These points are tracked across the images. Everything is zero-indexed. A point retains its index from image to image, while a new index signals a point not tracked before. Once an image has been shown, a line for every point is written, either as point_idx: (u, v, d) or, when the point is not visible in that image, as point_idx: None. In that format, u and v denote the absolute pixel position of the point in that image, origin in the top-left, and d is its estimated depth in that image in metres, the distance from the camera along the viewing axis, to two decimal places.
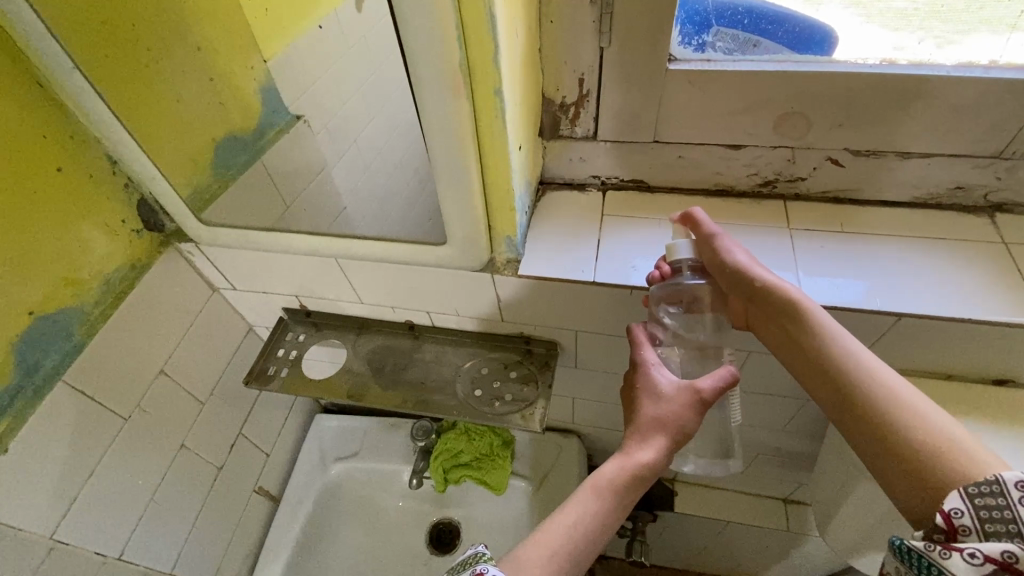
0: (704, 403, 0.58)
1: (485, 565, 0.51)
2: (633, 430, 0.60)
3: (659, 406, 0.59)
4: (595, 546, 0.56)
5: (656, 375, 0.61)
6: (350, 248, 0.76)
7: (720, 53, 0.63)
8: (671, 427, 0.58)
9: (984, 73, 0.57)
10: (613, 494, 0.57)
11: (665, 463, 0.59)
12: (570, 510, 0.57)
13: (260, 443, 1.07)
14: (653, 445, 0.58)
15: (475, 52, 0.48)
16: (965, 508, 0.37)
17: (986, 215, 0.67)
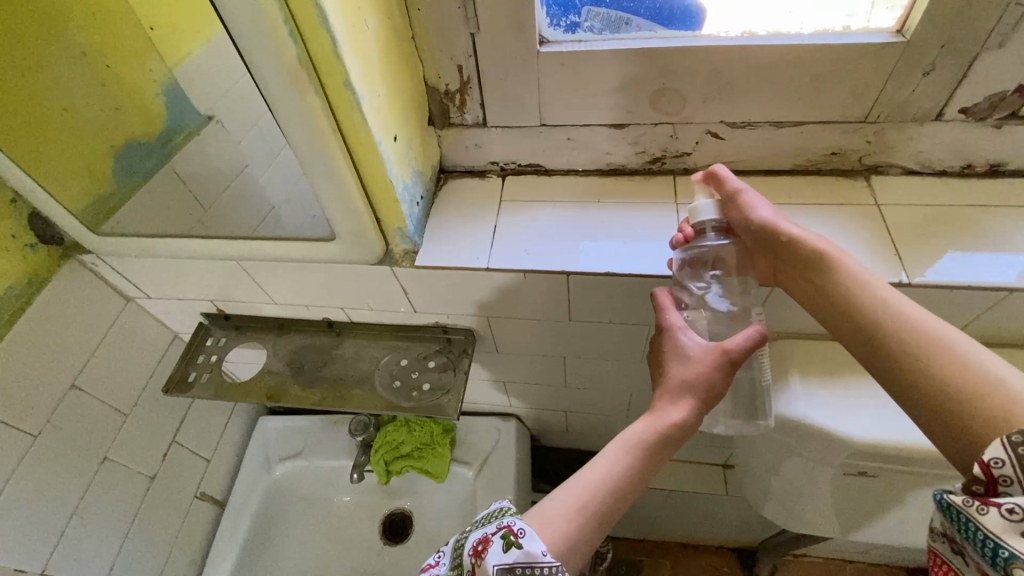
0: (731, 365, 0.56)
1: (512, 519, 0.52)
2: (662, 390, 0.58)
3: (686, 366, 0.57)
4: (625, 503, 0.56)
5: (683, 337, 0.58)
6: (248, 249, 0.75)
7: (591, 33, 0.63)
8: (699, 388, 0.56)
9: (839, 39, 0.58)
10: (643, 454, 0.56)
11: (694, 425, 0.57)
12: (599, 466, 0.56)
13: (199, 449, 1.07)
14: (683, 405, 0.57)
15: (316, 46, 0.48)
16: (1006, 458, 0.34)
17: (863, 178, 0.69)
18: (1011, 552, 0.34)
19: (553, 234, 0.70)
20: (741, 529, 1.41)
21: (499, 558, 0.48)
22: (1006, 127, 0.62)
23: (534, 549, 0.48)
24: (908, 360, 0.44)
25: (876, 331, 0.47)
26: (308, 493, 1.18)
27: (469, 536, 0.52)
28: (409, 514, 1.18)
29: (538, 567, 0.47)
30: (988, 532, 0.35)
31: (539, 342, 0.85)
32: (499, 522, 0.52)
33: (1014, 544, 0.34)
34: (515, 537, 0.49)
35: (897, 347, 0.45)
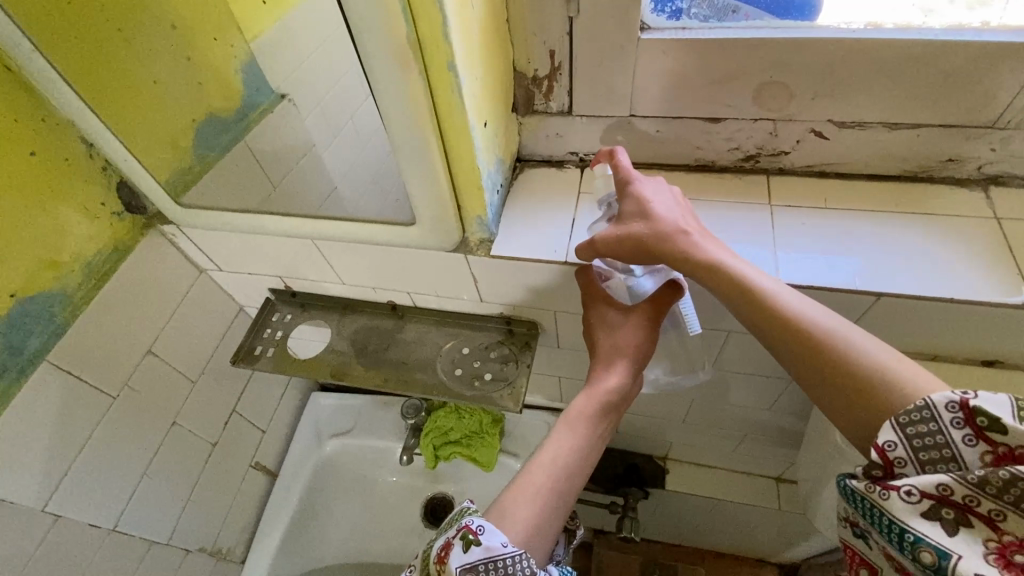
0: (653, 320, 0.64)
1: (472, 517, 0.51)
2: (597, 363, 0.64)
3: (616, 334, 0.64)
4: (578, 479, 0.57)
5: (608, 309, 0.65)
6: (324, 228, 0.75)
7: (697, 20, 0.60)
8: (631, 350, 0.63)
9: (975, 37, 0.53)
10: (588, 423, 0.59)
11: (631, 386, 0.63)
12: (550, 446, 0.58)
13: (256, 420, 1.09)
14: (618, 371, 0.63)
15: (424, 25, 0.46)
16: (898, 440, 0.39)
17: (980, 189, 0.64)
18: (916, 534, 0.38)
19: None
20: (786, 543, 1.36)
21: (461, 559, 0.47)
22: None
23: (494, 544, 0.48)
24: (811, 361, 0.45)
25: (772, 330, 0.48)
26: (355, 470, 1.20)
27: (433, 544, 0.51)
28: (449, 500, 1.19)
29: (498, 561, 0.47)
30: (891, 516, 0.39)
31: None
32: (459, 523, 0.51)
33: (916, 525, 0.38)
34: (474, 535, 0.49)
35: (795, 344, 0.46)
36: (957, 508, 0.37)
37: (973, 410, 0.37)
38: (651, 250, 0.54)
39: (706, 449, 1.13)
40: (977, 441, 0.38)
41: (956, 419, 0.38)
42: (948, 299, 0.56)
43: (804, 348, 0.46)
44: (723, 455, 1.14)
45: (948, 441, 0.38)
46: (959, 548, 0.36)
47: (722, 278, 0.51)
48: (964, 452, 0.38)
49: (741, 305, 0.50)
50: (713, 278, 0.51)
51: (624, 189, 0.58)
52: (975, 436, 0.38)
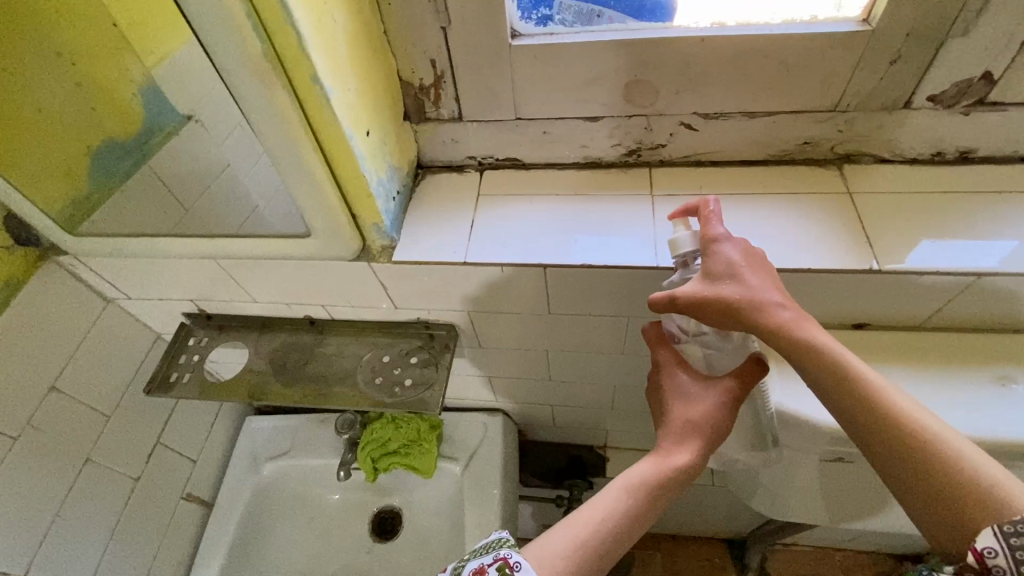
0: (732, 399, 0.58)
1: (509, 550, 0.52)
2: (665, 433, 0.58)
3: (690, 408, 0.58)
4: (623, 546, 0.53)
5: (683, 377, 0.60)
6: (224, 247, 0.74)
7: (562, 26, 0.64)
8: (704, 428, 0.57)
9: (807, 29, 0.58)
10: (645, 494, 0.54)
11: (700, 466, 0.57)
12: (600, 504, 0.55)
13: (184, 450, 1.06)
14: (687, 447, 0.56)
15: (280, 41, 0.48)
16: (999, 548, 0.36)
17: (835, 167, 0.69)
18: None
19: (531, 229, 0.70)
20: (732, 517, 1.41)
21: None
22: (974, 114, 0.62)
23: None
24: (910, 459, 0.42)
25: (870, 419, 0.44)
26: (297, 492, 1.18)
27: (464, 563, 0.53)
28: (399, 511, 1.19)
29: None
30: None
31: (521, 336, 0.86)
32: (496, 552, 0.52)
33: None
34: (511, 569, 0.50)
35: (895, 437, 0.43)
36: None
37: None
38: (742, 318, 0.49)
39: (641, 435, 1.17)
40: None
41: None
42: (806, 270, 0.61)
43: (907, 445, 0.42)
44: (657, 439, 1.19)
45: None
46: None
47: (823, 360, 0.46)
48: None
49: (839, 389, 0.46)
50: (810, 358, 0.47)
51: (708, 246, 0.52)
52: None
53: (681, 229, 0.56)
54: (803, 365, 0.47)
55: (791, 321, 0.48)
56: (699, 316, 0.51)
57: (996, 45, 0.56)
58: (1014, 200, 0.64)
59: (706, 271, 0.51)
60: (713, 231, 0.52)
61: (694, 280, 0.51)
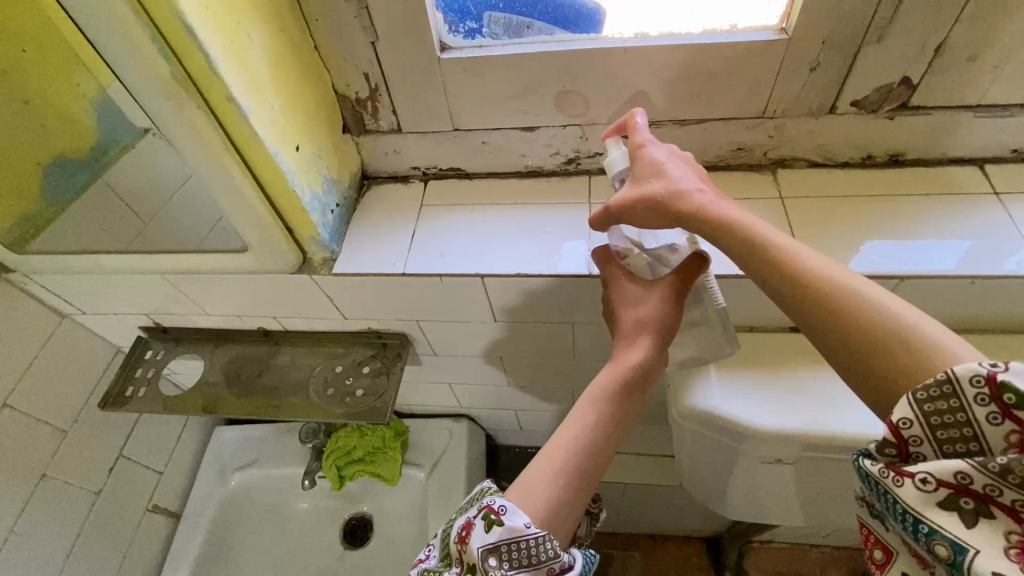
0: (677, 292, 0.56)
1: (493, 497, 0.51)
2: (620, 340, 0.57)
3: (638, 308, 0.57)
4: (601, 458, 0.53)
5: (629, 281, 0.59)
6: (167, 262, 0.75)
7: (490, 38, 0.64)
8: (656, 325, 0.56)
9: (725, 38, 0.59)
10: (608, 402, 0.54)
11: (658, 364, 0.56)
12: (568, 424, 0.54)
13: (149, 462, 1.07)
14: (641, 347, 0.56)
15: (190, 62, 0.48)
16: (914, 417, 0.34)
17: (769, 172, 0.70)
18: (931, 526, 0.33)
19: (470, 240, 0.71)
20: (706, 516, 1.41)
21: (483, 539, 0.47)
22: (898, 117, 0.63)
23: (517, 523, 0.48)
24: (836, 323, 0.40)
25: (794, 290, 0.42)
26: (266, 501, 1.18)
27: (454, 522, 0.52)
28: (369, 518, 1.19)
29: (524, 541, 0.47)
30: (905, 505, 0.35)
31: (473, 342, 0.86)
32: (481, 502, 0.51)
33: (931, 516, 0.33)
34: (496, 514, 0.48)
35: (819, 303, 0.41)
36: (977, 498, 0.33)
37: (1002, 384, 0.32)
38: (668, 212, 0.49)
39: None
40: (1003, 419, 0.33)
41: (981, 395, 0.33)
42: None
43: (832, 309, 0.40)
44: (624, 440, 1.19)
45: (969, 418, 0.34)
46: (977, 543, 0.32)
47: (747, 238, 0.45)
48: (986, 431, 0.33)
49: (766, 266, 0.44)
50: (734, 237, 0.45)
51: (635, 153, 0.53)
52: (1000, 413, 0.33)
53: (616, 149, 0.56)
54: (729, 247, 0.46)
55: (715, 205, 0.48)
56: (634, 220, 0.51)
57: (910, 51, 0.57)
58: (941, 202, 0.65)
59: (634, 175, 0.52)
60: (639, 134, 0.52)
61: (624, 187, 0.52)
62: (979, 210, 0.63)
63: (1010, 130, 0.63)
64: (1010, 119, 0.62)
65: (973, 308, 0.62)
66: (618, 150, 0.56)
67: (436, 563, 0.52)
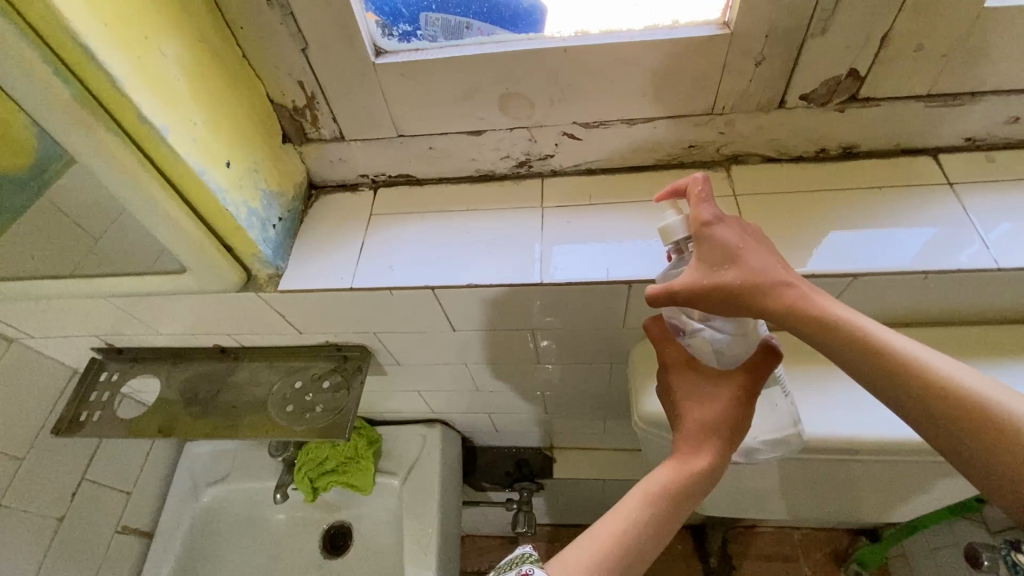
0: (746, 394, 0.55)
1: (532, 566, 0.47)
2: (681, 435, 0.56)
3: (703, 407, 0.56)
4: (649, 557, 0.50)
5: (694, 375, 0.58)
6: (105, 284, 0.72)
7: (427, 40, 0.62)
8: (721, 428, 0.54)
9: (666, 35, 0.57)
10: (666, 501, 0.52)
11: (723, 464, 0.54)
12: (620, 514, 0.52)
13: (117, 483, 1.05)
14: (708, 450, 0.54)
15: (93, 83, 0.46)
16: None
17: (724, 168, 0.68)
18: None
19: (421, 250, 0.69)
20: None
21: None
22: (849, 109, 0.62)
23: None
24: (957, 426, 0.38)
25: (893, 385, 0.41)
26: (241, 515, 1.17)
27: None
28: (348, 526, 1.17)
29: None
30: None
31: (435, 351, 0.84)
32: (519, 569, 0.47)
33: None
34: None
35: (923, 403, 0.39)
36: None
37: None
38: (745, 303, 0.47)
39: (583, 435, 1.17)
40: None
41: None
42: None
43: (941, 409, 0.39)
44: (601, 437, 1.18)
45: None
46: None
47: (836, 330, 0.43)
48: None
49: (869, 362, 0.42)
50: (822, 329, 0.44)
51: (702, 230, 0.49)
52: None
53: (672, 215, 0.52)
54: (814, 338, 0.44)
55: (795, 298, 0.45)
56: (703, 306, 0.48)
57: (855, 42, 0.55)
58: (896, 193, 0.63)
59: (700, 258, 0.48)
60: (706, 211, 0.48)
61: (691, 269, 0.49)
62: (932, 202, 0.62)
63: (962, 118, 0.61)
64: (960, 107, 0.60)
65: (930, 300, 0.61)
66: (675, 217, 0.52)
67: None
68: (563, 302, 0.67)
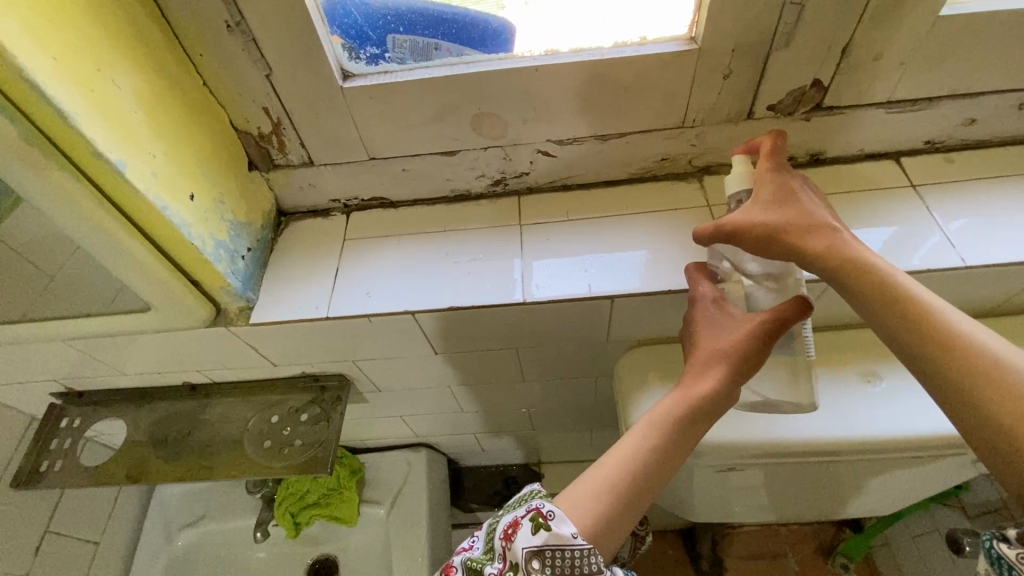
0: (766, 332, 0.52)
1: (542, 501, 0.46)
2: (693, 363, 0.55)
3: (719, 338, 0.54)
4: (655, 483, 0.49)
5: (719, 309, 0.57)
6: (63, 326, 0.67)
7: (396, 63, 0.61)
8: (734, 361, 0.53)
9: (636, 52, 0.57)
10: (672, 427, 0.51)
11: (731, 398, 0.53)
12: (628, 437, 0.51)
13: (82, 533, 0.98)
14: (715, 378, 0.53)
15: (44, 120, 0.43)
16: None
17: (696, 179, 0.69)
18: None
19: (396, 274, 0.67)
20: None
21: (528, 541, 0.42)
22: (814, 118, 0.63)
23: (565, 531, 0.43)
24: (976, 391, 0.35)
25: (910, 329, 0.40)
26: (219, 557, 1.11)
27: (497, 521, 0.47)
28: (332, 559, 1.12)
29: (571, 550, 0.42)
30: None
31: (417, 375, 0.82)
32: (528, 504, 0.46)
33: None
34: (544, 518, 0.44)
35: (928, 345, 0.38)
36: None
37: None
38: (783, 240, 0.47)
39: (570, 448, 1.16)
40: None
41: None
42: (664, 291, 0.61)
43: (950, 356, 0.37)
44: (588, 450, 1.17)
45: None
46: None
47: (862, 273, 0.43)
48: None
49: (899, 315, 0.40)
50: (860, 276, 0.43)
51: (764, 174, 0.50)
52: None
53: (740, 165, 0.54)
54: (840, 280, 0.44)
55: (836, 242, 0.45)
56: (743, 241, 0.49)
57: (818, 54, 0.56)
58: (863, 197, 0.65)
59: (756, 198, 0.50)
60: (774, 159, 0.50)
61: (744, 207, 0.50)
62: (899, 204, 0.64)
63: (921, 122, 0.64)
64: (919, 112, 0.63)
65: None
66: (742, 168, 0.54)
67: (480, 556, 0.45)
68: (546, 319, 0.66)
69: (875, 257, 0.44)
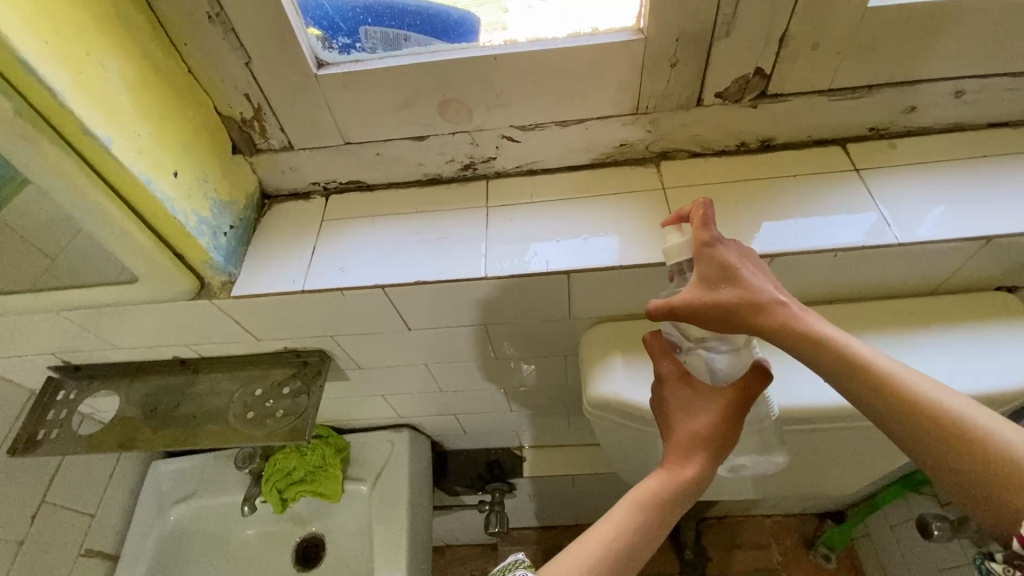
0: (736, 410, 0.54)
1: (526, 570, 0.48)
2: (670, 447, 0.55)
3: (692, 420, 0.55)
4: (635, 563, 0.51)
5: (686, 385, 0.57)
6: (58, 297, 0.72)
7: (367, 52, 0.65)
8: (708, 442, 0.54)
9: (588, 41, 0.61)
10: (652, 511, 0.52)
11: (710, 477, 0.54)
12: (607, 522, 0.52)
13: (78, 505, 1.03)
14: (695, 460, 0.54)
15: (36, 97, 0.48)
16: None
17: (654, 164, 0.73)
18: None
19: (370, 251, 0.71)
20: None
21: None
22: (761, 105, 0.67)
23: None
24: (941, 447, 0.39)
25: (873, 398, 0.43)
26: (210, 532, 1.16)
27: None
28: (321, 537, 1.17)
29: None
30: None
31: (393, 352, 0.86)
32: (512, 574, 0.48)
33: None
34: None
35: (892, 408, 0.42)
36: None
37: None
38: (741, 321, 0.49)
39: (549, 432, 1.20)
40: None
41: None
42: (617, 266, 0.65)
43: (912, 420, 0.41)
44: (567, 434, 1.21)
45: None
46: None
47: (817, 344, 0.45)
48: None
49: (862, 383, 0.43)
50: (814, 348, 0.45)
51: (705, 250, 0.52)
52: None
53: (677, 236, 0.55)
54: (796, 351, 0.47)
55: (786, 317, 0.47)
56: (700, 322, 0.51)
57: (758, 43, 0.60)
58: (810, 180, 0.69)
59: (702, 278, 0.51)
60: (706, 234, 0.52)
61: (692, 287, 0.51)
62: (843, 186, 0.67)
63: (862, 109, 0.67)
64: (859, 100, 0.66)
65: (846, 276, 0.66)
66: (679, 238, 0.55)
67: None
68: (510, 295, 0.70)
69: (825, 328, 0.46)
